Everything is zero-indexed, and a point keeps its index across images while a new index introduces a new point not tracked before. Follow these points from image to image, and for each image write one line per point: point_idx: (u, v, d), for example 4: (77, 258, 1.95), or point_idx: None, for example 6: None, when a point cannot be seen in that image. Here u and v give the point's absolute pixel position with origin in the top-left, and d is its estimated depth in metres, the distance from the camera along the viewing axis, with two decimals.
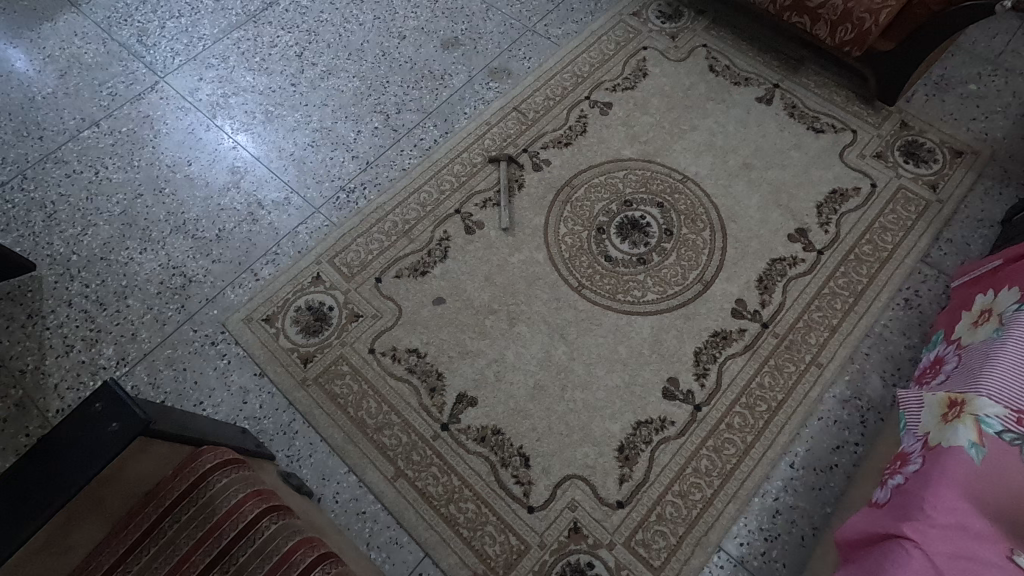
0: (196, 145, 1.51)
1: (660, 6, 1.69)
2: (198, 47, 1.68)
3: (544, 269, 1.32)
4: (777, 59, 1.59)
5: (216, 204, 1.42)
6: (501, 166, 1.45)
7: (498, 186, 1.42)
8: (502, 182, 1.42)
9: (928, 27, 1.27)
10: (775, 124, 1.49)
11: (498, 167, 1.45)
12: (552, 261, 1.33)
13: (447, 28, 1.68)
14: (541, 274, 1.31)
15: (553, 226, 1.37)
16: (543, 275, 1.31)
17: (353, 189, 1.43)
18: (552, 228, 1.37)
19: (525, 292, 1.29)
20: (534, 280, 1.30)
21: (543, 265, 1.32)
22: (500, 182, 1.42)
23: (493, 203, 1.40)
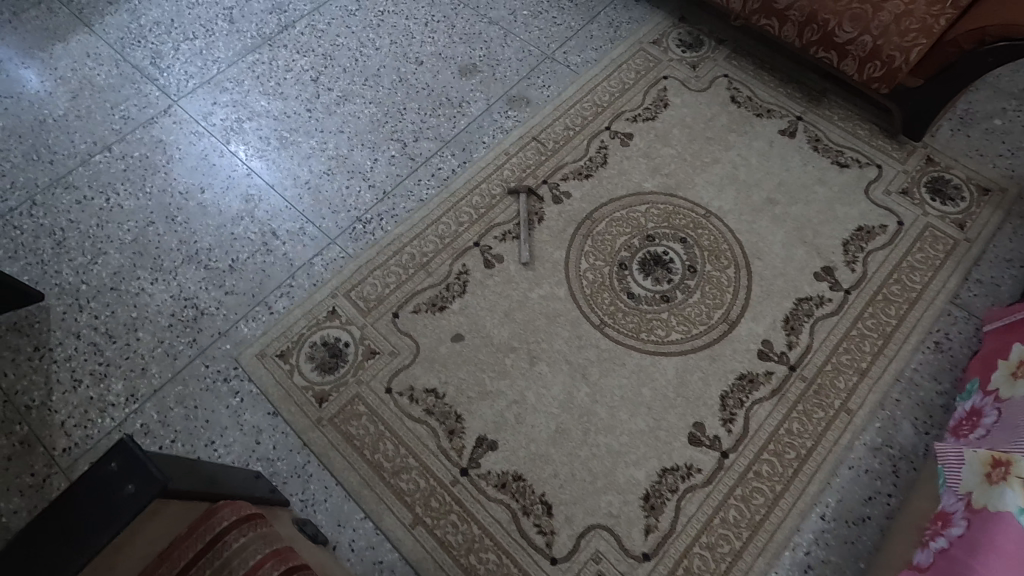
0: (209, 171, 1.49)
1: (680, 34, 1.67)
2: (212, 70, 1.65)
3: (566, 306, 1.29)
4: (799, 91, 1.57)
5: (229, 233, 1.39)
6: (520, 199, 1.42)
7: (519, 220, 1.40)
8: (522, 215, 1.40)
9: (958, 66, 1.24)
10: (799, 158, 1.47)
11: (518, 200, 1.42)
12: (574, 297, 1.30)
13: (465, 54, 1.66)
14: (563, 311, 1.28)
15: (575, 262, 1.34)
16: (565, 312, 1.28)
17: (370, 219, 1.41)
18: (573, 264, 1.34)
19: (547, 331, 1.26)
20: (555, 318, 1.27)
21: (565, 302, 1.29)
22: (521, 216, 1.40)
23: (512, 237, 1.38)
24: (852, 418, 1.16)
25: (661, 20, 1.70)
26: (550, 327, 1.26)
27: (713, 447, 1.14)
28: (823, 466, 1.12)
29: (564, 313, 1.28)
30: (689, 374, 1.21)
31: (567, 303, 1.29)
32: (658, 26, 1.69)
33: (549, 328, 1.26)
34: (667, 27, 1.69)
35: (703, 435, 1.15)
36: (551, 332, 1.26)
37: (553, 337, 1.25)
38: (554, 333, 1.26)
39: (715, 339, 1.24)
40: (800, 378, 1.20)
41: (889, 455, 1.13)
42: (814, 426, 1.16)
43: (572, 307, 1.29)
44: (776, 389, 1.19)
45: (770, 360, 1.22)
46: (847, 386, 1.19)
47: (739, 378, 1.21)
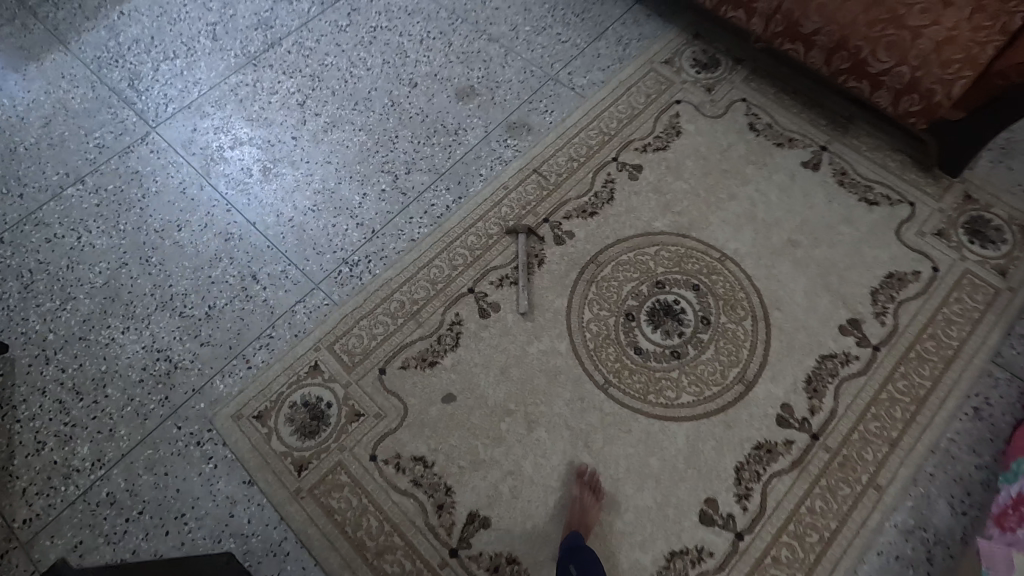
0: (187, 206, 1.39)
1: (695, 53, 1.54)
2: (193, 93, 1.55)
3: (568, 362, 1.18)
4: (824, 117, 1.44)
5: (206, 276, 1.30)
6: (520, 239, 1.31)
7: (517, 263, 1.29)
8: (522, 258, 1.29)
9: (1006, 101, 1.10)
10: (824, 193, 1.35)
11: (517, 240, 1.31)
12: (576, 353, 1.19)
13: (463, 75, 1.54)
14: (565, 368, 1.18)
15: (577, 312, 1.23)
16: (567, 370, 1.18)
17: (356, 262, 1.31)
18: (575, 313, 1.23)
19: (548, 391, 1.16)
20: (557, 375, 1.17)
21: (567, 358, 1.19)
22: (519, 258, 1.29)
23: (511, 282, 1.27)
24: (881, 496, 1.05)
25: (674, 37, 1.57)
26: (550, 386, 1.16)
27: (726, 527, 1.04)
28: (849, 551, 1.01)
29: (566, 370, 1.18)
30: (701, 443, 1.10)
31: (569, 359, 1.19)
32: (670, 43, 1.56)
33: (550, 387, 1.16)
34: (680, 45, 1.56)
35: (715, 513, 1.05)
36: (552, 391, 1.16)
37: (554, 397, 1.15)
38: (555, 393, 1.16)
39: (730, 403, 1.14)
40: (824, 449, 1.10)
41: (922, 540, 1.02)
42: (839, 504, 1.05)
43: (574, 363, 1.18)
44: (797, 461, 1.09)
45: (790, 427, 1.11)
46: (875, 458, 1.09)
47: (756, 447, 1.10)
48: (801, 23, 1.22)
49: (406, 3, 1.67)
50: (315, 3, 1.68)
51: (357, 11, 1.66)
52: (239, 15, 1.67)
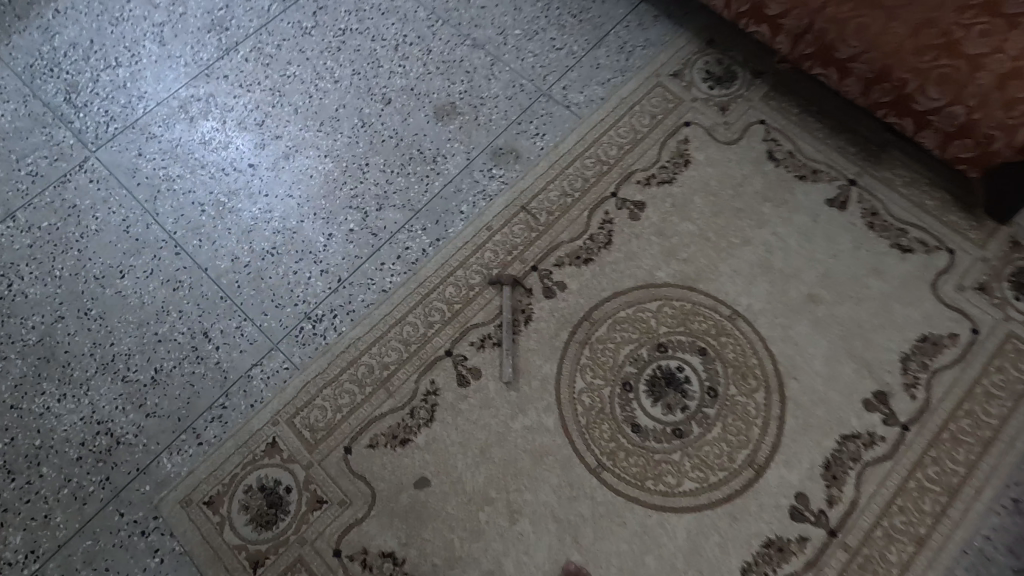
0: (130, 248, 1.23)
1: (708, 64, 1.35)
2: (138, 109, 1.37)
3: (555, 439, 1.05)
4: (853, 144, 1.26)
5: (152, 333, 1.16)
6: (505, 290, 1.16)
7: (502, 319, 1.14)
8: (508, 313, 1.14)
9: None
10: (851, 237, 1.18)
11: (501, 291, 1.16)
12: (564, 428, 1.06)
13: (442, 89, 1.36)
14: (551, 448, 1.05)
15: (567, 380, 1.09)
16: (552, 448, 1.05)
17: (320, 317, 1.16)
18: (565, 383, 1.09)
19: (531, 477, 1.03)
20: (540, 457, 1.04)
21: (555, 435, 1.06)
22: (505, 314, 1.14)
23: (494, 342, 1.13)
24: None
25: (685, 44, 1.37)
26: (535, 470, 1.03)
27: None
28: None
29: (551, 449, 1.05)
30: (703, 539, 0.99)
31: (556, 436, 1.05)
32: (679, 52, 1.37)
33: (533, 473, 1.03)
34: (691, 54, 1.36)
35: None
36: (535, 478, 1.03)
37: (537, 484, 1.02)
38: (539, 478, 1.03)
39: (738, 491, 1.01)
40: (841, 547, 0.98)
41: None
42: None
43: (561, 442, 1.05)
44: (810, 561, 0.97)
45: (805, 521, 0.99)
46: (899, 559, 0.97)
47: (766, 545, 0.98)
48: (835, 47, 1.03)
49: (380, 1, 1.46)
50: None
51: (324, 10, 1.46)
52: (190, 15, 1.47)
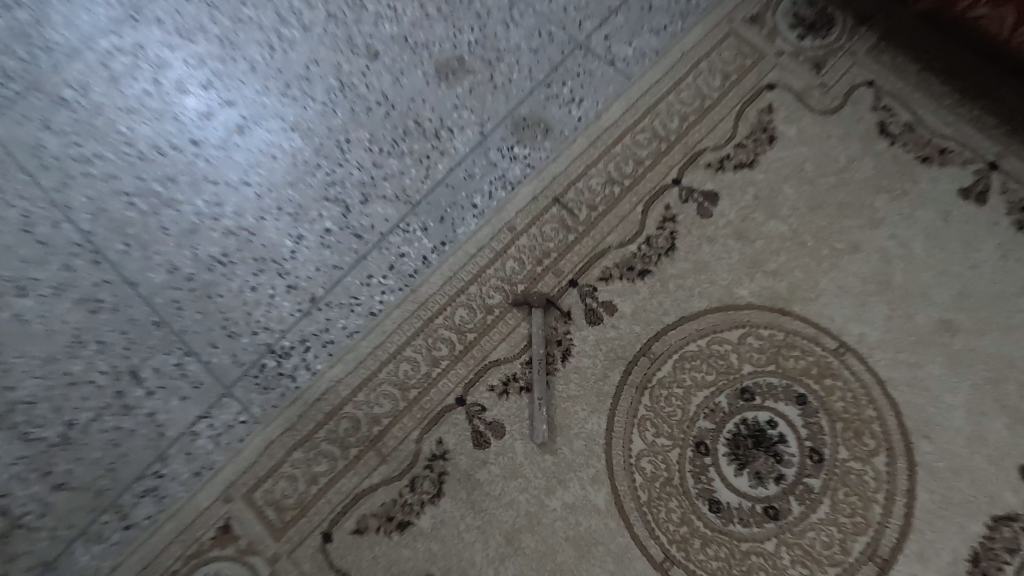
0: (33, 255, 0.92)
1: (796, 6, 1.03)
2: (39, 64, 1.02)
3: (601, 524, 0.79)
4: (994, 114, 0.95)
5: (62, 374, 0.86)
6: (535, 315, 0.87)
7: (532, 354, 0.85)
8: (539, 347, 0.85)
9: None
10: (995, 242, 0.89)
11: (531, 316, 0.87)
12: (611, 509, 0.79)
13: (446, 39, 1.03)
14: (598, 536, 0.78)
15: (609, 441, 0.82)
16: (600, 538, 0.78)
17: (288, 350, 0.87)
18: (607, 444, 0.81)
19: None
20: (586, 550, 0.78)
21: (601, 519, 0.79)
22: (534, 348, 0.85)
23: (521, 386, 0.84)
24: None
25: None
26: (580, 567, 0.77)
27: None
28: None
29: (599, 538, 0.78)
30: None
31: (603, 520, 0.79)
32: None
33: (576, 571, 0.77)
34: None
35: None
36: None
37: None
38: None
39: None
40: None
41: None
42: None
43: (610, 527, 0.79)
44: None
45: None
46: None
47: None
48: None
49: None
50: None
51: None
52: None
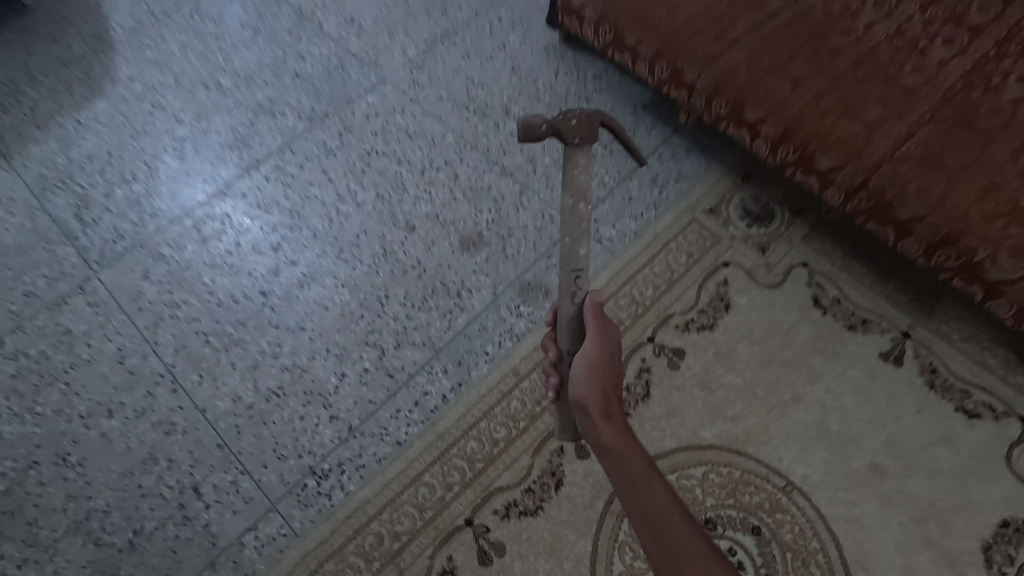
0: (122, 382, 1.12)
1: (744, 201, 1.30)
2: (149, 228, 1.30)
3: (661, 489, 0.70)
4: (905, 292, 1.18)
5: (135, 487, 1.03)
6: (578, 161, 0.76)
7: (567, 282, 0.82)
8: (583, 240, 0.79)
9: None
10: (912, 399, 1.08)
11: (573, 168, 0.76)
12: (619, 473, 0.73)
13: (469, 217, 1.30)
14: (668, 504, 0.68)
15: (590, 355, 0.79)
16: (653, 526, 0.67)
17: (326, 473, 1.04)
18: (593, 357, 0.79)
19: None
20: (673, 509, 0.68)
21: (653, 488, 0.70)
22: (572, 259, 0.80)
23: (545, 370, 0.90)
24: None
25: (720, 179, 1.33)
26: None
27: None
28: None
29: (663, 532, 0.66)
30: None
31: (648, 488, 0.70)
32: (714, 187, 1.32)
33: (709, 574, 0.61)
34: (727, 189, 1.32)
35: None
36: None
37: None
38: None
39: None
40: None
41: None
42: None
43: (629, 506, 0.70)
44: None
45: None
46: None
47: None
48: (894, 208, 0.99)
49: (407, 123, 1.44)
50: (302, 119, 1.46)
51: (350, 130, 1.44)
52: (213, 130, 1.45)
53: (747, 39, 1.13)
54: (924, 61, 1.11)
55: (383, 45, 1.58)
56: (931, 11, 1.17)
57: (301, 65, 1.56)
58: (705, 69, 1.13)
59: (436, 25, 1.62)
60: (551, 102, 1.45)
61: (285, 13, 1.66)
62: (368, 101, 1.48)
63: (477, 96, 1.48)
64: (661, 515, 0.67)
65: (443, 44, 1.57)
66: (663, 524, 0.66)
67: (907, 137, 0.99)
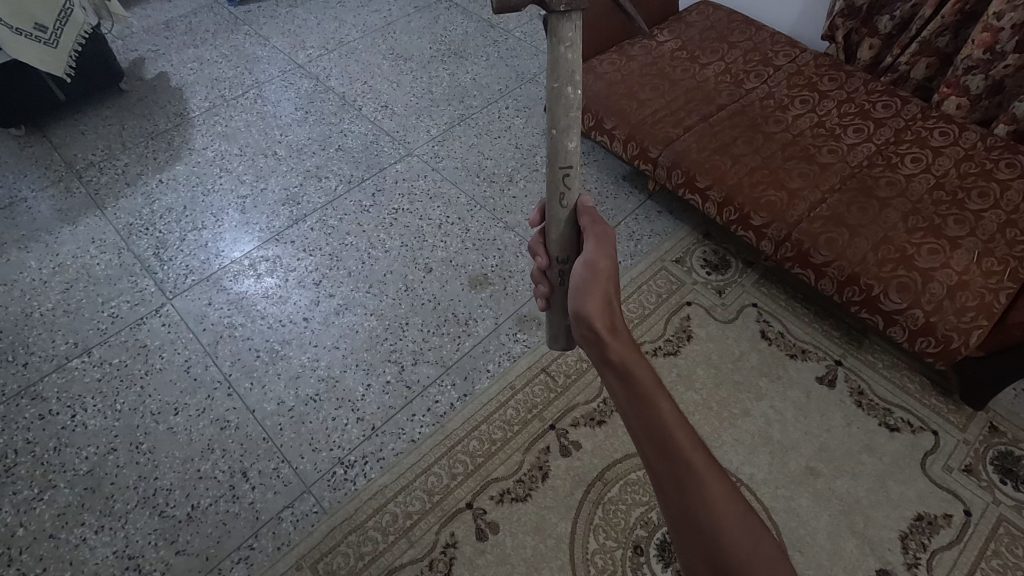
0: (187, 386, 1.37)
1: (705, 253, 1.58)
2: (214, 265, 1.59)
3: (667, 407, 0.64)
4: (837, 328, 1.43)
5: (195, 470, 1.24)
6: (563, 35, 0.72)
7: (557, 182, 0.81)
8: (571, 133, 0.78)
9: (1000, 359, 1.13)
10: (841, 414, 1.30)
11: (559, 44, 0.72)
12: (626, 390, 0.66)
13: (477, 262, 1.58)
14: (675, 420, 0.63)
15: (591, 260, 0.80)
16: (660, 442, 0.61)
17: (352, 463, 1.25)
18: (592, 259, 0.80)
19: (708, 494, 0.57)
20: (681, 427, 0.62)
21: (661, 406, 0.64)
22: (561, 155, 0.79)
23: (535, 277, 0.93)
24: None
25: (685, 236, 1.62)
26: (726, 496, 0.57)
27: None
28: None
29: (670, 448, 0.61)
30: None
31: (656, 403, 0.64)
32: (680, 242, 1.60)
33: (712, 487, 0.58)
34: (691, 244, 1.60)
35: None
36: (725, 506, 0.57)
37: (746, 557, 0.54)
38: (721, 541, 0.55)
39: None
40: None
41: None
42: None
43: (633, 423, 0.65)
44: None
45: None
46: None
47: None
48: (811, 254, 1.26)
49: (428, 187, 1.76)
50: (342, 182, 1.78)
51: (381, 192, 1.75)
52: (270, 189, 1.77)
53: (699, 127, 1.47)
54: (839, 144, 1.40)
55: (411, 125, 1.94)
56: (844, 108, 1.48)
57: (343, 140, 1.90)
58: (666, 147, 1.46)
59: (455, 111, 1.98)
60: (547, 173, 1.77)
61: (331, 99, 2.04)
62: (397, 169, 1.81)
63: (487, 166, 1.80)
64: (667, 430, 0.62)
65: (460, 126, 1.92)
66: (669, 439, 0.61)
67: (820, 202, 1.30)
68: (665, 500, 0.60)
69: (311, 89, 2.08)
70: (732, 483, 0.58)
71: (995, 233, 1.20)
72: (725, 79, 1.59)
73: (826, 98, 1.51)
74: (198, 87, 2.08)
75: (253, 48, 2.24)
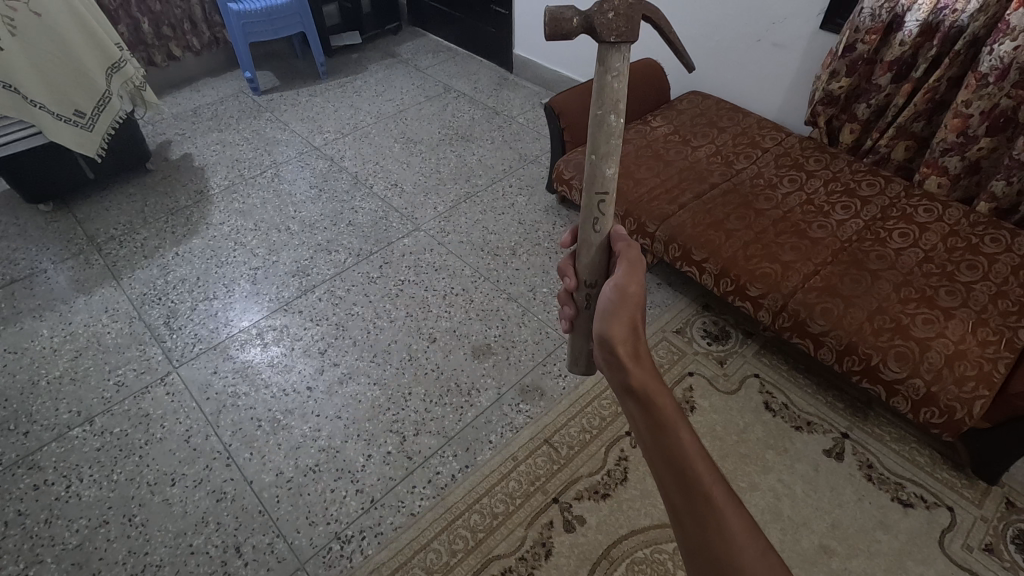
0: (186, 456, 1.35)
1: (705, 324, 1.60)
2: (222, 333, 1.62)
3: (688, 436, 0.59)
4: (841, 400, 1.42)
5: (187, 544, 1.21)
6: (610, 65, 0.72)
7: (592, 208, 0.81)
8: (610, 159, 0.77)
9: (1007, 431, 1.12)
10: (852, 488, 1.27)
11: (606, 73, 0.72)
12: (646, 415, 0.61)
13: (480, 332, 1.61)
14: (696, 450, 0.58)
15: (620, 284, 0.76)
16: (680, 473, 0.57)
17: (349, 537, 1.21)
18: (622, 283, 0.76)
19: (728, 531, 0.53)
20: (702, 457, 0.57)
21: (681, 433, 0.59)
22: (598, 181, 0.79)
23: (561, 298, 0.92)
24: None
25: (684, 308, 1.65)
26: (748, 533, 0.53)
27: None
28: None
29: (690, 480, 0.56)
30: None
31: (676, 430, 0.59)
32: (679, 314, 1.63)
33: (733, 525, 0.53)
34: (691, 316, 1.63)
35: None
36: (746, 544, 0.52)
37: None
38: None
39: None
40: None
41: None
42: None
43: (651, 450, 0.60)
44: None
45: None
46: None
47: None
48: (808, 323, 1.28)
49: (433, 260, 1.82)
50: (351, 255, 1.85)
51: (388, 264, 1.81)
52: (281, 262, 1.83)
53: (692, 204, 1.54)
54: (829, 219, 1.46)
55: (419, 203, 2.03)
56: (831, 186, 1.56)
57: (354, 216, 1.99)
58: (662, 223, 1.52)
59: (461, 189, 2.08)
60: (548, 247, 1.84)
61: (344, 178, 2.15)
62: (404, 243, 1.88)
63: (491, 241, 1.87)
64: (688, 460, 0.57)
65: (465, 203, 2.02)
66: (688, 468, 0.57)
67: (813, 273, 1.34)
68: (682, 532, 0.55)
69: (325, 168, 2.20)
70: (753, 518, 0.54)
71: (987, 304, 1.23)
72: (716, 160, 1.68)
73: (812, 177, 1.59)
74: (219, 166, 2.21)
75: (273, 132, 2.40)
